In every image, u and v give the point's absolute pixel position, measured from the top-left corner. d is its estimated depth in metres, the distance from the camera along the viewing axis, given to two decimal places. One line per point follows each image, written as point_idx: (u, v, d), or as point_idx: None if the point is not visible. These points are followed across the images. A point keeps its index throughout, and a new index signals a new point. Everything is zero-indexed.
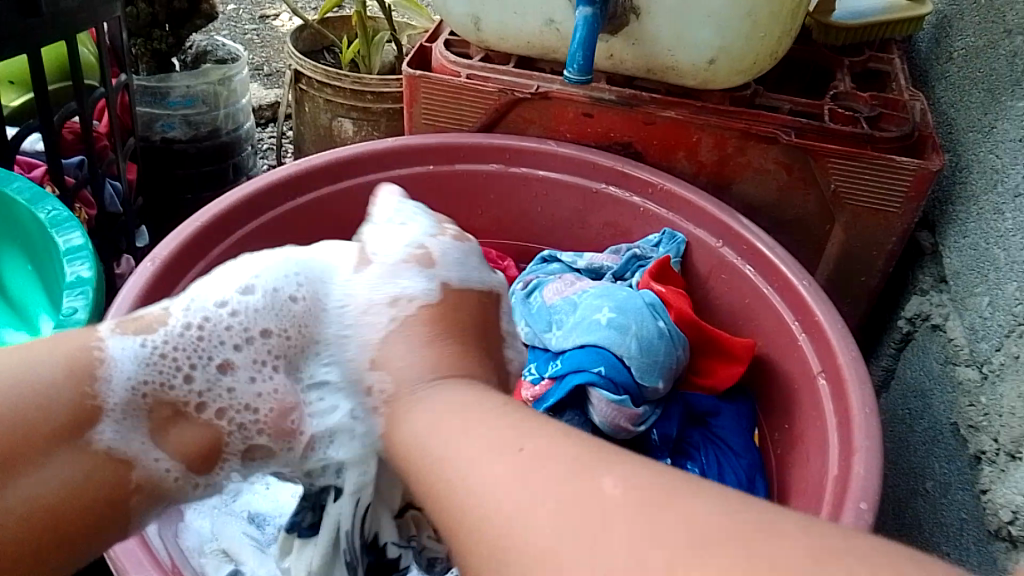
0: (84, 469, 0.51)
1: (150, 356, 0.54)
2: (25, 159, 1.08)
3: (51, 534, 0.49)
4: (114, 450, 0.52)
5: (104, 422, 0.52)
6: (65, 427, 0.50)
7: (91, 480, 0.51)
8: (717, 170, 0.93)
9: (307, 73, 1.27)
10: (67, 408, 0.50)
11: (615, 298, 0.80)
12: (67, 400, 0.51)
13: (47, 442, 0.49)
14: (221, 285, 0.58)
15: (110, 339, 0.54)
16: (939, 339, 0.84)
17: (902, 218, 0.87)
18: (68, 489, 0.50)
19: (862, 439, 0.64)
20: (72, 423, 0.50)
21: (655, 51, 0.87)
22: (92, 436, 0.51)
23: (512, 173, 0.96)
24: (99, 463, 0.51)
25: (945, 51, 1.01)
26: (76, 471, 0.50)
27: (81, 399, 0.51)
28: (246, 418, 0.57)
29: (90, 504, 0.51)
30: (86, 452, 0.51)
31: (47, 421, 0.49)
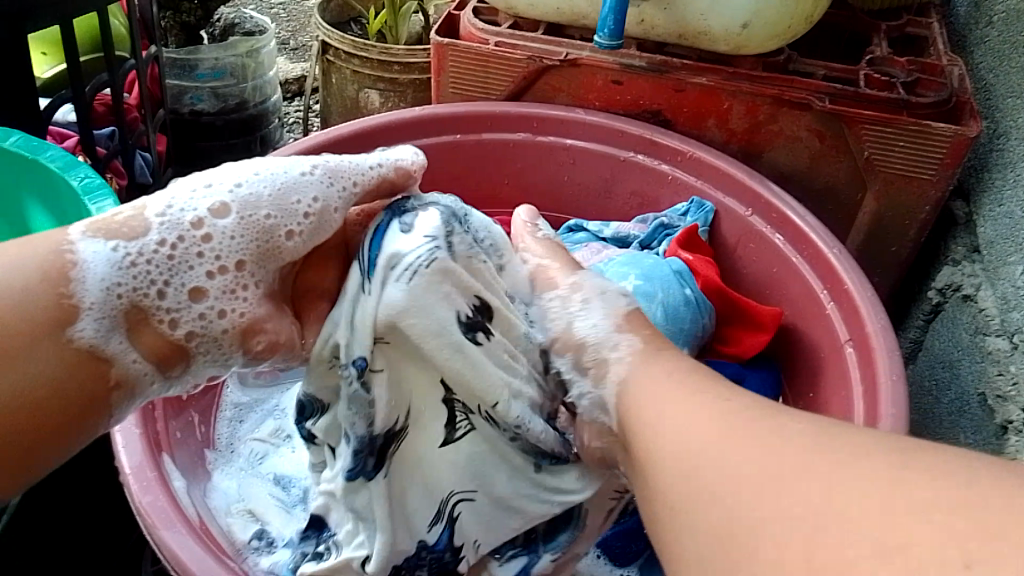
0: (65, 366, 0.50)
1: (124, 260, 0.52)
2: (58, 129, 1.09)
3: (34, 423, 0.49)
4: (94, 346, 0.51)
5: (80, 320, 0.51)
6: (45, 323, 0.50)
7: (72, 378, 0.50)
8: (747, 138, 0.92)
9: (334, 44, 1.27)
10: (47, 306, 0.50)
11: (641, 265, 0.79)
12: (46, 296, 0.50)
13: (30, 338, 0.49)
14: (206, 182, 0.55)
15: (81, 243, 0.52)
16: (968, 309, 0.82)
17: (937, 185, 0.85)
18: (49, 381, 0.49)
19: (891, 407, 0.64)
20: (51, 315, 0.50)
21: (688, 16, 0.86)
22: (70, 334, 0.50)
23: (539, 142, 0.96)
24: (81, 360, 0.51)
25: (985, 16, 0.98)
26: (57, 366, 0.50)
27: (58, 297, 0.50)
28: (220, 321, 0.54)
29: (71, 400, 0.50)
30: (66, 349, 0.50)
31: (28, 318, 0.49)
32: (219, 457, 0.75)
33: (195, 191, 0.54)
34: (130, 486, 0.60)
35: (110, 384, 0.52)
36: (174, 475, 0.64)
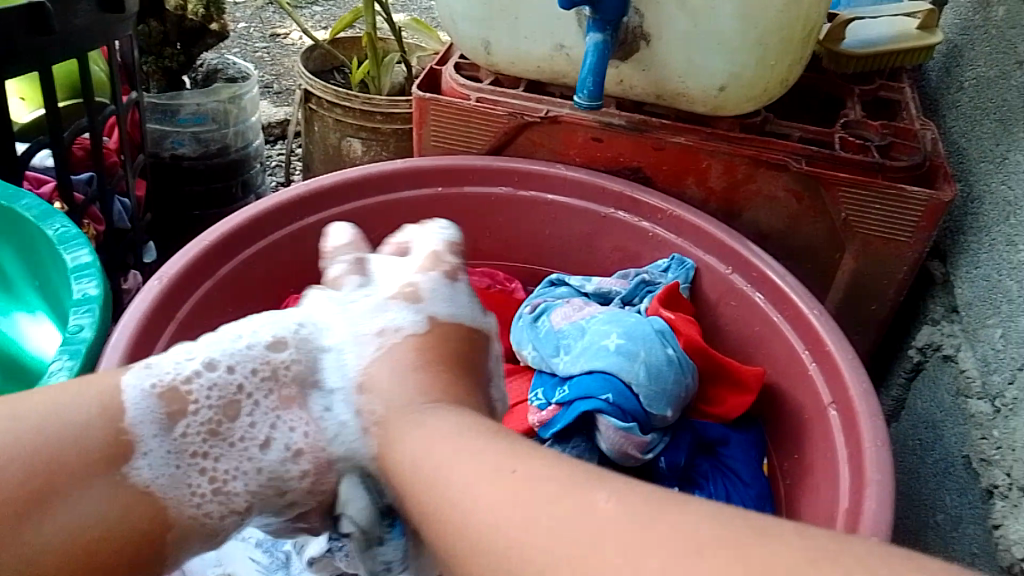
0: (116, 503, 0.52)
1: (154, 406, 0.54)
2: (34, 175, 1.08)
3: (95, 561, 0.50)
4: (150, 484, 0.53)
5: (138, 457, 0.53)
6: (99, 462, 0.52)
7: (123, 512, 0.52)
8: (727, 197, 0.93)
9: (317, 93, 1.27)
10: (101, 444, 0.52)
11: (622, 323, 0.80)
12: (103, 435, 0.53)
13: (84, 477, 0.51)
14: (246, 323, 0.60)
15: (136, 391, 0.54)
16: (949, 370, 0.83)
17: (913, 247, 0.87)
18: (101, 525, 0.51)
19: (875, 473, 0.63)
20: (106, 456, 0.52)
21: (665, 78, 0.87)
22: (126, 470, 0.53)
23: (521, 197, 0.96)
24: (137, 498, 0.53)
25: (957, 81, 1.01)
26: (109, 503, 0.52)
27: (115, 434, 0.53)
28: (276, 431, 0.58)
29: (130, 533, 0.52)
30: (120, 485, 0.53)
31: (83, 457, 0.51)
32: None
33: (244, 347, 0.59)
34: None
35: (165, 522, 0.54)
36: None
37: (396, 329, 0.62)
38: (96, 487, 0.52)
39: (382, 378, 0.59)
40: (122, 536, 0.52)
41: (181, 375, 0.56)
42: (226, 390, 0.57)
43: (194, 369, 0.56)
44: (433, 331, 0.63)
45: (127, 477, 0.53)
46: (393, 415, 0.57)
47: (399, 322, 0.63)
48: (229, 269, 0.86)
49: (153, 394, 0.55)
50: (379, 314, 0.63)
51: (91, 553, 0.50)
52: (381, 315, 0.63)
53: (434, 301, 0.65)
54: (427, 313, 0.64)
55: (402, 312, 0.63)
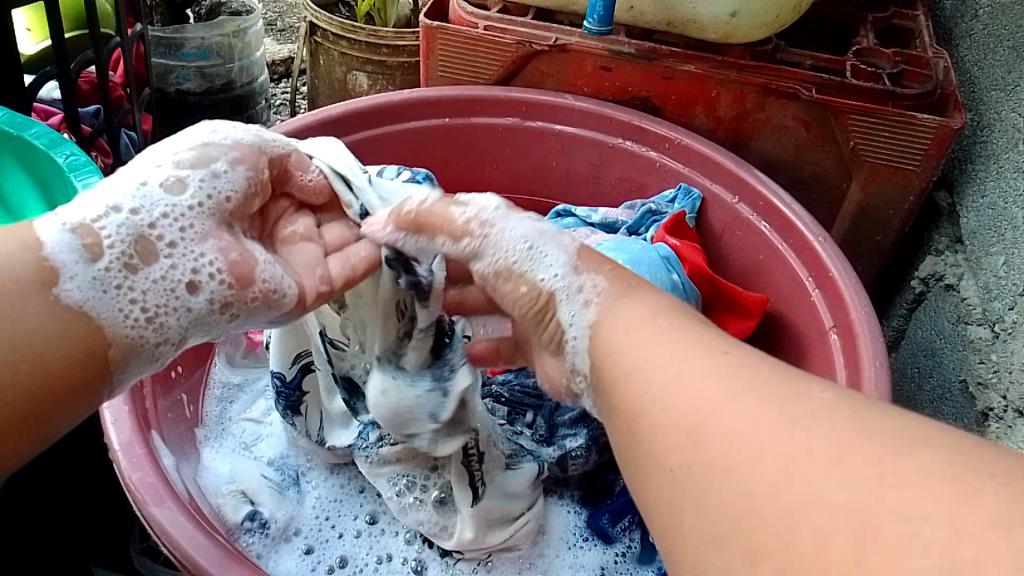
0: (54, 324, 0.47)
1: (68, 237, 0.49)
2: (42, 107, 1.08)
3: (41, 384, 0.46)
4: (83, 306, 0.48)
5: (64, 279, 0.48)
6: (31, 283, 0.47)
7: (67, 333, 0.47)
8: (736, 126, 0.92)
9: (322, 25, 1.26)
10: (28, 269, 0.47)
11: (629, 251, 0.80)
12: (25, 263, 0.47)
13: (15, 295, 0.46)
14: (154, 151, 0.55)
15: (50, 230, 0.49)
16: (951, 298, 0.83)
17: (921, 175, 0.86)
18: (41, 343, 0.46)
19: (873, 392, 0.65)
20: (31, 277, 0.47)
21: (677, 4, 0.86)
22: (57, 292, 0.48)
23: (528, 128, 0.96)
24: (73, 318, 0.48)
25: (971, 8, 0.99)
26: (51, 323, 0.47)
27: (37, 262, 0.48)
28: (199, 249, 0.52)
29: (74, 356, 0.47)
30: (54, 307, 0.47)
31: (13, 279, 0.47)
32: (209, 433, 0.75)
33: (155, 170, 0.53)
34: (119, 462, 0.58)
35: (105, 340, 0.49)
36: (163, 450, 0.63)
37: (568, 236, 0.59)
38: (31, 305, 0.47)
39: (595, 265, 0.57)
40: (62, 362, 0.47)
41: (110, 207, 0.51)
42: (140, 231, 0.51)
43: (113, 204, 0.51)
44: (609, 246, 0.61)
45: (60, 300, 0.47)
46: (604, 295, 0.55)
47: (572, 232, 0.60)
48: None
49: (80, 228, 0.49)
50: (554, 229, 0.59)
51: (40, 375, 0.46)
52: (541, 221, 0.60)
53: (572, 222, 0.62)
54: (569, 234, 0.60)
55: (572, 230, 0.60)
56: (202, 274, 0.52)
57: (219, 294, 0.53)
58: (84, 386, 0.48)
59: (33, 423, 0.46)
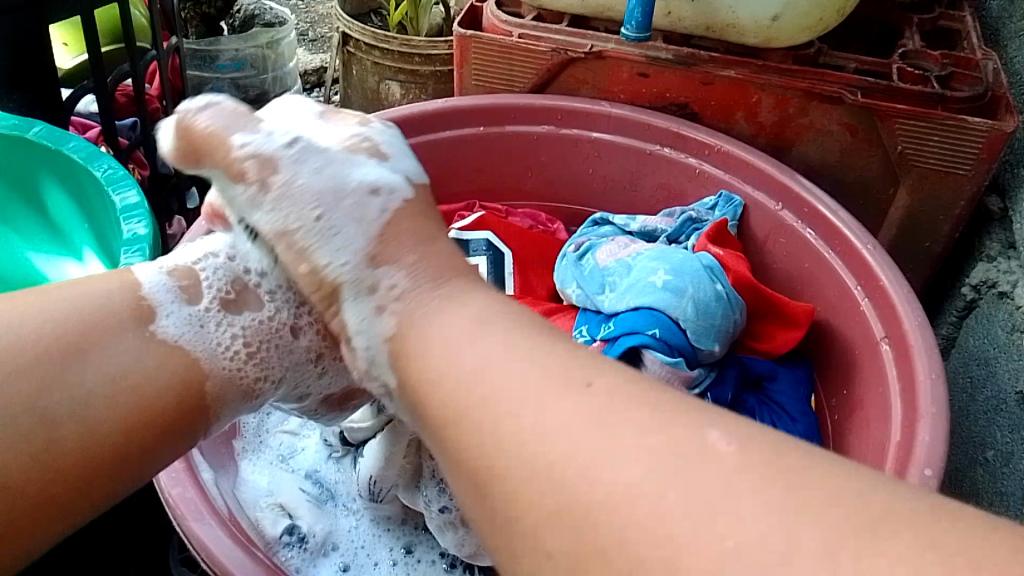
0: (154, 356, 0.52)
1: (166, 282, 0.56)
2: (79, 120, 1.09)
3: (142, 417, 0.49)
4: (180, 339, 0.53)
5: (161, 316, 0.53)
6: (131, 319, 0.52)
7: (165, 366, 0.52)
8: (777, 131, 0.90)
9: (355, 35, 1.26)
10: (127, 306, 0.53)
11: (670, 260, 0.78)
12: (127, 301, 0.53)
13: (116, 327, 0.51)
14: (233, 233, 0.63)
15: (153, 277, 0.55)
16: (1005, 307, 0.80)
17: (972, 181, 0.83)
18: (144, 375, 0.51)
19: (929, 405, 0.62)
20: (132, 315, 0.53)
21: (717, 8, 0.85)
22: (154, 329, 0.53)
23: (564, 135, 0.95)
24: (170, 352, 0.52)
25: (1021, 8, 0.96)
26: (150, 357, 0.51)
27: (136, 300, 0.53)
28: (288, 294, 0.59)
29: (168, 396, 0.51)
30: (150, 342, 0.52)
31: (113, 314, 0.52)
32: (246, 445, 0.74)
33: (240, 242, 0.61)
34: (159, 478, 0.58)
35: (202, 372, 0.53)
36: (201, 464, 0.62)
37: (388, 191, 0.55)
38: (131, 339, 0.51)
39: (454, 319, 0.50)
40: (159, 400, 0.50)
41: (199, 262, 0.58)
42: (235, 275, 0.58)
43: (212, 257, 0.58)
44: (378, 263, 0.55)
45: (157, 334, 0.53)
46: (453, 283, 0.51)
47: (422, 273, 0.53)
48: None
49: (166, 280, 0.56)
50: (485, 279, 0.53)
51: (141, 408, 0.49)
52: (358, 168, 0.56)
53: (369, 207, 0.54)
54: (402, 171, 0.57)
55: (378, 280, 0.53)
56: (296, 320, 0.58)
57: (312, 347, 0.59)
58: (176, 427, 0.52)
59: (134, 459, 0.49)
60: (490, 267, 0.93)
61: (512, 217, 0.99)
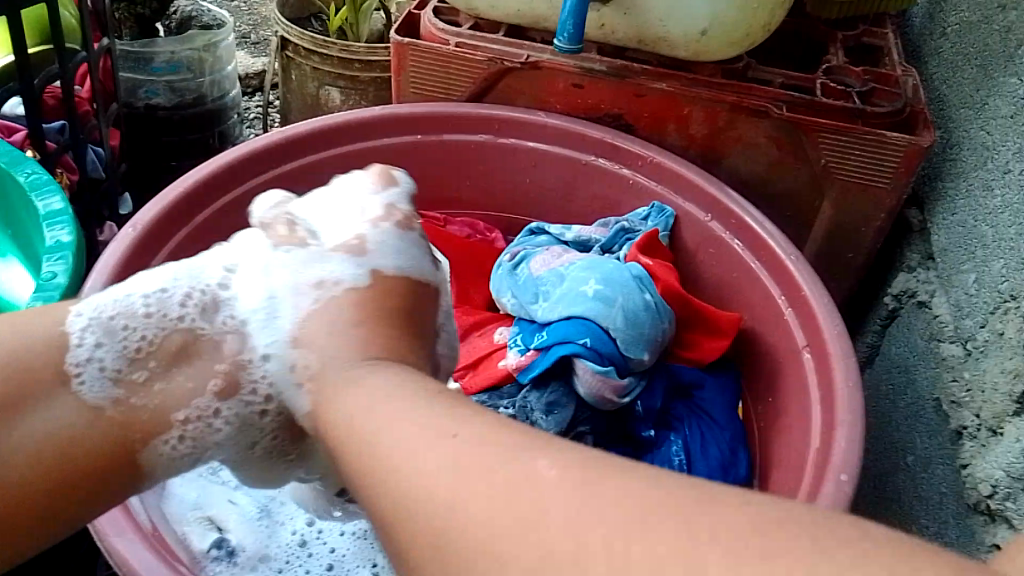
0: (83, 416, 0.53)
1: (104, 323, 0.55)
2: (5, 123, 1.06)
3: (57, 475, 0.51)
4: (95, 402, 0.53)
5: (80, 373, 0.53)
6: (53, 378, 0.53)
7: (91, 426, 0.53)
8: (708, 143, 0.92)
9: (294, 40, 1.25)
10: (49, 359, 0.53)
11: (601, 270, 0.80)
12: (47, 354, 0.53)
13: (44, 388, 0.52)
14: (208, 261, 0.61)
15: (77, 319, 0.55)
16: (923, 316, 0.84)
17: (891, 194, 0.87)
18: (72, 433, 0.52)
19: (846, 412, 0.64)
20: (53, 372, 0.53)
21: (647, 21, 0.86)
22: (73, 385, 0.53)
23: (501, 144, 0.95)
24: (88, 414, 0.53)
25: (939, 27, 1.00)
26: (78, 417, 0.53)
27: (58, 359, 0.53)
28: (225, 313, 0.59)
29: (97, 450, 0.53)
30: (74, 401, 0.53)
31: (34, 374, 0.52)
32: None
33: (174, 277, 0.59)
34: None
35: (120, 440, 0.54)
36: None
37: (335, 282, 0.59)
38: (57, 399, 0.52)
39: (315, 334, 0.56)
40: (83, 463, 0.52)
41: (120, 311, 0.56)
42: (130, 306, 0.57)
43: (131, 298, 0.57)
44: (376, 285, 0.60)
45: (77, 396, 0.53)
46: (330, 379, 0.53)
47: (338, 275, 0.59)
48: (204, 218, 0.85)
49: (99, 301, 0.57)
50: (318, 266, 0.60)
51: (57, 470, 0.51)
52: (320, 267, 0.60)
53: (382, 252, 0.62)
54: (370, 265, 0.61)
55: (343, 264, 0.60)
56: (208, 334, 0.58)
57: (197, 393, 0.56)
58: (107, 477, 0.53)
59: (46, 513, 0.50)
60: None
61: (451, 226, 1.01)
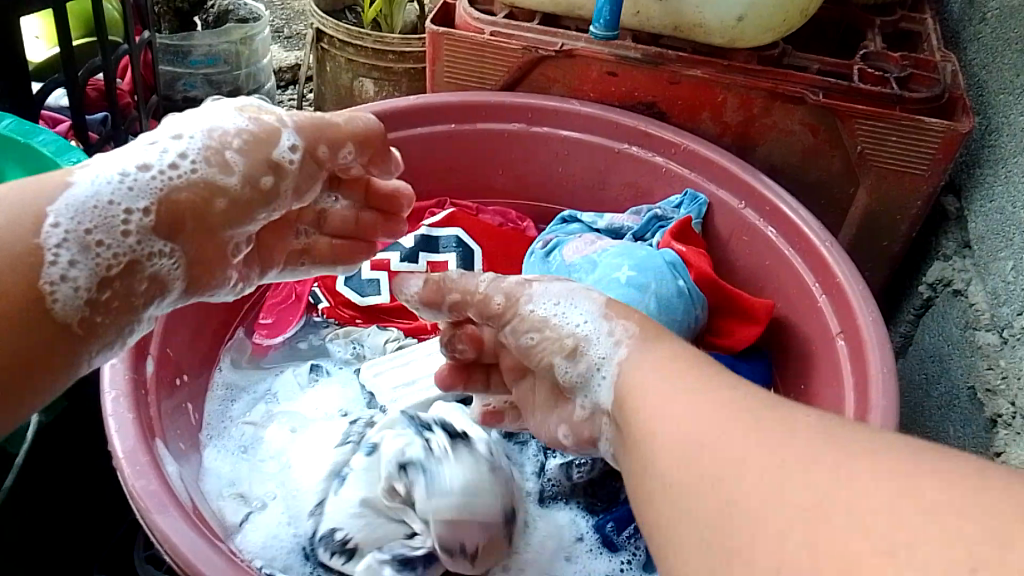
0: (46, 315, 0.50)
1: (87, 202, 0.53)
2: (50, 114, 1.09)
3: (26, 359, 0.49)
4: (60, 300, 0.51)
5: (52, 260, 0.51)
6: (30, 266, 0.50)
7: (47, 321, 0.50)
8: (741, 131, 0.92)
9: (328, 32, 1.26)
10: (23, 246, 0.50)
11: (634, 256, 0.80)
12: (24, 239, 0.50)
13: (6, 277, 0.49)
14: (168, 127, 0.58)
15: (77, 178, 0.54)
16: (959, 304, 0.83)
17: (928, 180, 0.86)
18: (30, 330, 0.50)
19: (881, 398, 0.64)
20: (23, 265, 0.50)
21: (682, 8, 0.86)
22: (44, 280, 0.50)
23: (533, 133, 0.96)
24: (54, 309, 0.51)
25: (979, 12, 0.99)
26: (40, 322, 0.50)
27: (34, 239, 0.51)
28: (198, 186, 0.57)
29: (43, 347, 0.50)
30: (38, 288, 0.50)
31: (9, 252, 0.49)
32: (211, 432, 0.76)
33: (148, 148, 0.57)
34: (122, 469, 0.58)
35: (69, 324, 0.52)
36: (166, 457, 0.63)
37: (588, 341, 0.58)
38: (22, 283, 0.50)
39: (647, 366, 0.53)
40: (49, 350, 0.50)
41: (104, 186, 0.54)
42: (109, 219, 0.54)
43: (121, 169, 0.55)
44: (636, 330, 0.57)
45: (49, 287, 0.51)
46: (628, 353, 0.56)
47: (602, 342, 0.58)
48: None
49: (76, 200, 0.53)
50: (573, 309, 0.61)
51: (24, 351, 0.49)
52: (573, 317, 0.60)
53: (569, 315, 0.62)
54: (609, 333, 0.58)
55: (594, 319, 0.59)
56: (167, 245, 0.57)
57: (177, 270, 0.58)
58: (64, 357, 0.52)
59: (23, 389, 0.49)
60: (459, 264, 0.93)
61: (483, 215, 1.02)
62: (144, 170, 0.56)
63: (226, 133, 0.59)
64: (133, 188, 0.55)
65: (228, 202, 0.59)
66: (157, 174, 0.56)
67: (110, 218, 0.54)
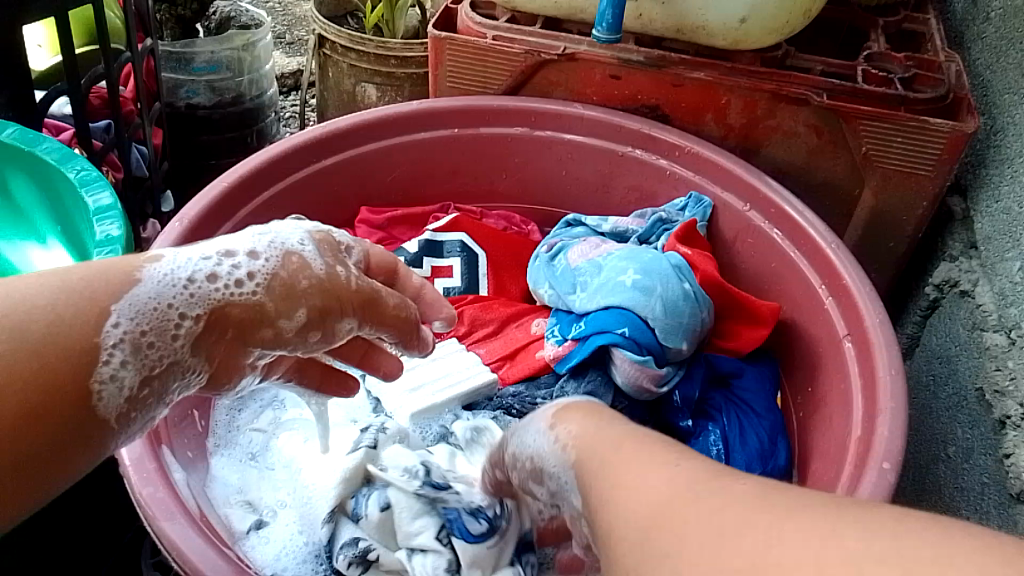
0: (78, 420, 0.42)
1: (150, 302, 0.45)
2: (53, 122, 1.09)
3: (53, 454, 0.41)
4: (99, 407, 0.43)
5: (104, 361, 0.43)
6: (76, 368, 0.42)
7: (78, 425, 0.42)
8: (745, 133, 0.91)
9: (330, 37, 1.26)
10: (76, 347, 0.42)
11: (639, 260, 0.80)
12: (76, 342, 0.42)
13: (53, 374, 0.41)
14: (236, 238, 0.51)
15: (153, 268, 0.47)
16: (966, 305, 0.82)
17: (934, 180, 0.85)
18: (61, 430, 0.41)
19: (889, 400, 0.64)
20: (74, 358, 0.42)
21: (685, 11, 0.86)
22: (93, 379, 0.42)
23: (536, 137, 0.96)
24: (89, 413, 0.43)
25: (982, 12, 0.98)
26: (74, 429, 0.42)
27: (89, 339, 0.42)
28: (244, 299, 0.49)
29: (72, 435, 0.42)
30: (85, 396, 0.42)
31: (70, 352, 0.41)
32: (218, 441, 0.75)
33: (216, 251, 0.50)
34: (130, 478, 0.58)
35: (99, 428, 0.44)
36: (173, 465, 0.63)
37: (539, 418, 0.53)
38: (69, 387, 0.41)
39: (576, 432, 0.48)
40: (71, 460, 0.43)
41: (172, 284, 0.47)
42: (165, 321, 0.46)
43: (181, 268, 0.48)
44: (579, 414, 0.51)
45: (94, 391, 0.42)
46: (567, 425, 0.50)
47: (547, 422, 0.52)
48: (247, 212, 0.87)
49: (139, 298, 0.45)
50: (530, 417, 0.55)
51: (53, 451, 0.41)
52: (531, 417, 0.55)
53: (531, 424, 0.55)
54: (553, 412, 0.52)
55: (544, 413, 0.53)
56: (198, 358, 0.48)
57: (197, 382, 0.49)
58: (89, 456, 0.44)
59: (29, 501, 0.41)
60: (464, 268, 0.93)
61: (487, 220, 1.01)
62: (210, 280, 0.48)
63: (303, 265, 0.51)
64: (194, 294, 0.47)
65: (274, 331, 0.50)
66: (213, 276, 0.48)
67: (164, 324, 0.46)
